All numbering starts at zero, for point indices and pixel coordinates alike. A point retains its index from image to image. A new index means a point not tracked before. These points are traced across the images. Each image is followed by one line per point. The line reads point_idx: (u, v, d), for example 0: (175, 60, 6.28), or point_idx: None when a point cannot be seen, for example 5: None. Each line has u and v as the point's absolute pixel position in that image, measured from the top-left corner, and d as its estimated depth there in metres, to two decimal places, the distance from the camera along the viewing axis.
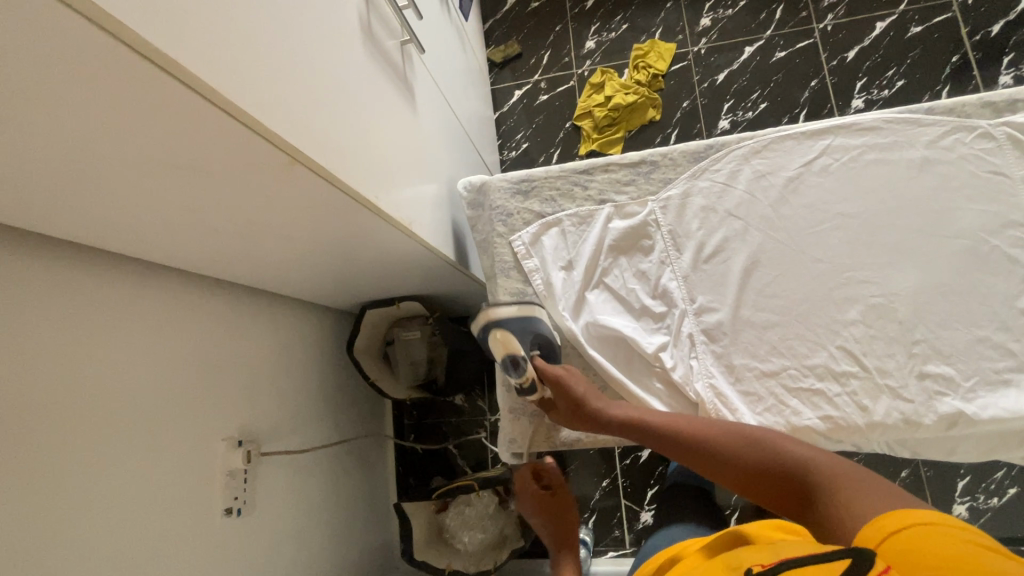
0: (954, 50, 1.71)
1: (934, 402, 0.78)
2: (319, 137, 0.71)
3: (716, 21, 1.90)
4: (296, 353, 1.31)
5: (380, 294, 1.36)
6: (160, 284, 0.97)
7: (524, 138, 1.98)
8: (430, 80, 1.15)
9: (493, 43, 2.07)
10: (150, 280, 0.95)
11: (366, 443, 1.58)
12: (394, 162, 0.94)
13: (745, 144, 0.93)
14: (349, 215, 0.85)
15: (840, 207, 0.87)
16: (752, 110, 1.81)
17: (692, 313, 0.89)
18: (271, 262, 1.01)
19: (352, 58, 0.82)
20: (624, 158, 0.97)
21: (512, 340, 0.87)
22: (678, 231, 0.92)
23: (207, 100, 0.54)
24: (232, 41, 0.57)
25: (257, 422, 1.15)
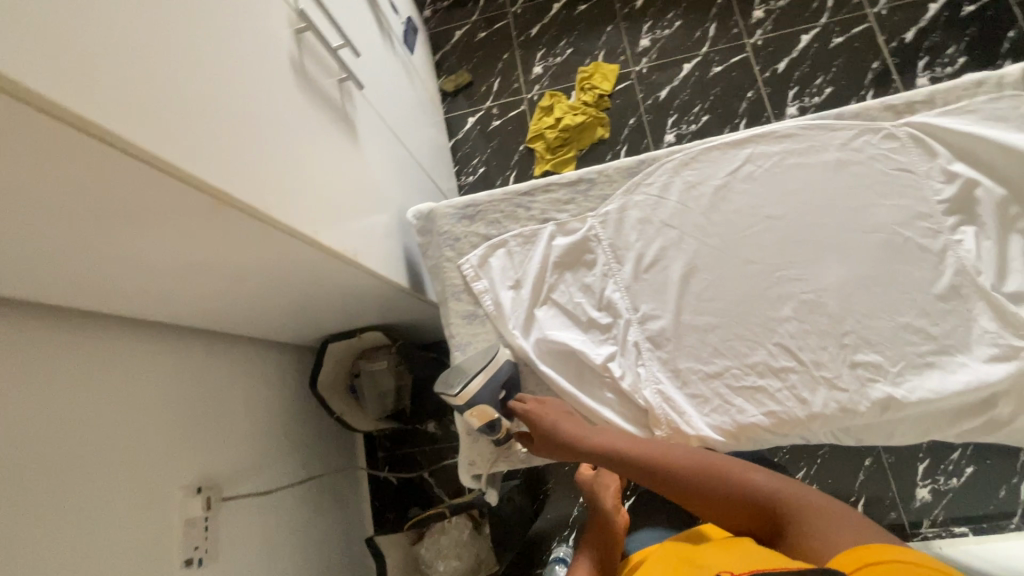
0: (875, 56, 1.82)
1: (867, 390, 0.82)
2: (252, 177, 0.73)
3: (654, 41, 1.99)
4: (256, 393, 1.29)
5: (341, 326, 1.37)
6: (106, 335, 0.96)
7: (480, 162, 2.03)
8: (373, 114, 1.18)
9: (445, 73, 2.13)
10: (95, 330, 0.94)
11: (338, 480, 1.55)
12: (337, 196, 0.96)
13: (675, 157, 0.97)
14: (293, 252, 0.86)
15: (766, 211, 0.92)
16: (695, 122, 1.89)
17: (637, 322, 0.92)
18: (221, 303, 1.01)
19: (285, 99, 0.84)
20: (563, 178, 1.01)
21: (492, 412, 0.87)
22: (618, 244, 0.96)
23: (124, 151, 0.55)
24: (151, 92, 0.59)
25: (217, 467, 1.12)
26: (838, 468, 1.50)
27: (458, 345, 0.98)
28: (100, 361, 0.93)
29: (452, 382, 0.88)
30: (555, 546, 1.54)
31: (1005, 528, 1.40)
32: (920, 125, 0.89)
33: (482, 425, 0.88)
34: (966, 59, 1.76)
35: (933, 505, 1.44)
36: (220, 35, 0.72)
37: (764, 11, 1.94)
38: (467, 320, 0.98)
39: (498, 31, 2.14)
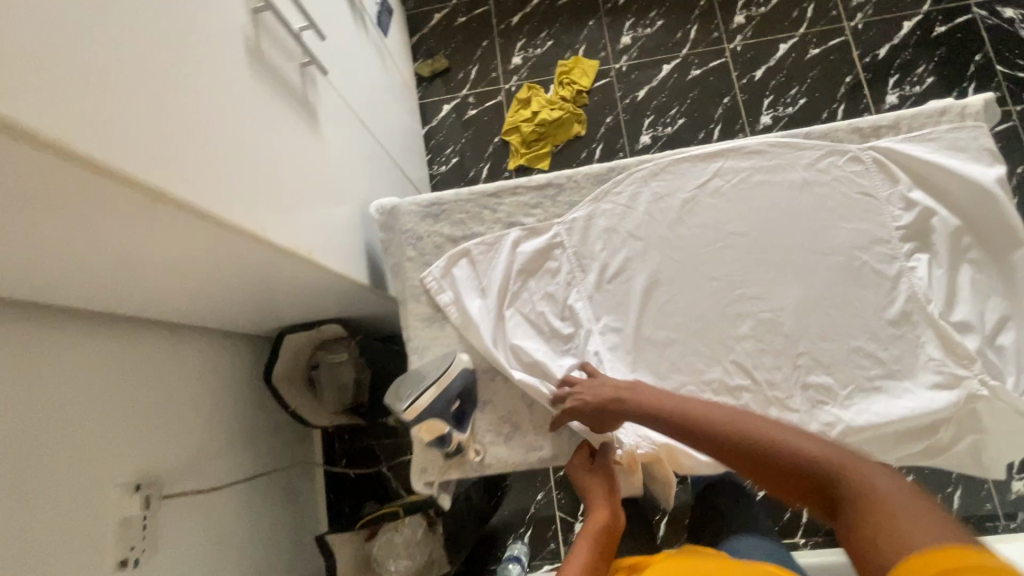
0: (848, 70, 1.84)
1: (816, 411, 0.84)
2: (205, 176, 0.67)
3: (636, 39, 1.97)
4: (205, 385, 1.24)
5: (299, 318, 1.32)
6: (42, 328, 0.89)
7: (453, 152, 1.98)
8: (338, 100, 1.12)
9: (421, 57, 2.06)
10: (34, 322, 0.87)
11: (292, 473, 1.51)
12: (295, 191, 0.90)
13: (645, 167, 0.96)
14: (250, 255, 0.80)
15: (731, 228, 0.92)
16: (671, 125, 1.88)
17: (599, 333, 0.92)
18: (166, 294, 0.95)
19: (241, 88, 0.78)
20: (532, 181, 0.99)
21: (439, 424, 0.83)
22: (583, 253, 0.95)
23: (53, 150, 0.49)
24: (87, 86, 0.53)
25: (159, 463, 1.08)
26: None
27: (416, 349, 0.95)
28: (35, 355, 0.87)
29: (401, 391, 0.85)
30: (509, 543, 1.57)
31: None
32: (883, 150, 0.90)
33: (430, 438, 0.84)
34: (934, 79, 1.80)
35: None
36: (166, 16, 0.66)
37: (744, 16, 1.94)
38: (427, 323, 0.96)
39: (479, 17, 2.08)
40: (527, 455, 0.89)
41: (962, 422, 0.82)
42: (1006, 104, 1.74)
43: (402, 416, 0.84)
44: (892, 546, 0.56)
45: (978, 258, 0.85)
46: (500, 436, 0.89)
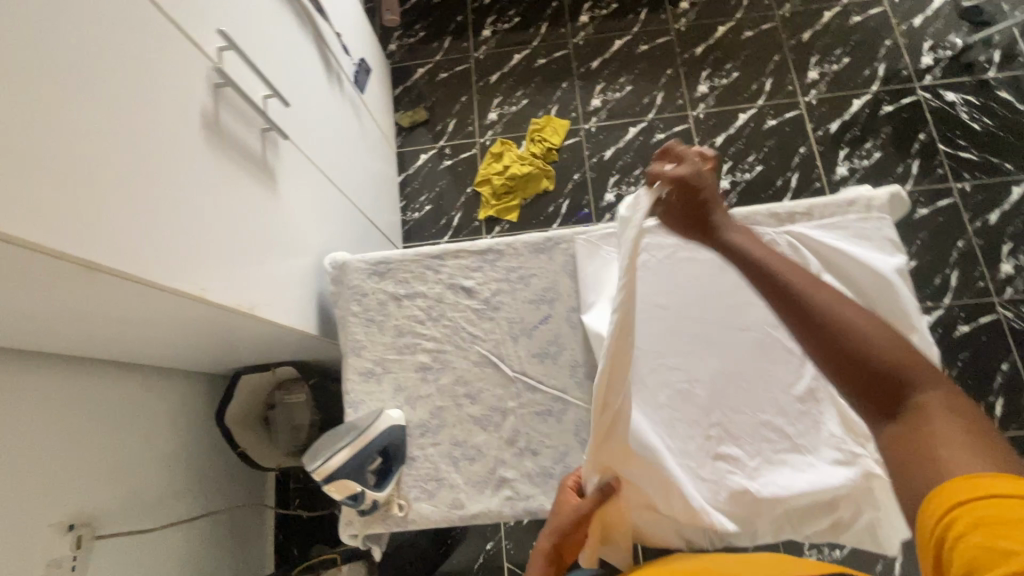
0: (802, 141, 1.96)
1: (724, 480, 0.88)
2: (130, 238, 0.72)
3: (605, 102, 2.09)
4: (157, 424, 1.26)
5: (255, 359, 1.36)
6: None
7: (427, 200, 2.06)
8: (302, 158, 1.20)
9: (402, 108, 2.17)
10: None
11: (240, 513, 1.51)
12: (241, 249, 0.95)
13: (578, 238, 1.02)
14: (179, 306, 0.84)
15: (655, 300, 0.97)
16: (635, 184, 1.98)
17: (527, 394, 0.95)
18: (114, 335, 0.98)
19: (192, 156, 0.84)
20: (473, 246, 1.04)
21: (350, 485, 0.85)
22: (516, 316, 1.00)
23: None
24: (18, 166, 0.58)
25: (97, 502, 1.09)
26: None
27: (352, 403, 0.99)
28: None
29: (323, 447, 0.89)
30: None
31: None
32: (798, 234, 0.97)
33: (342, 496, 0.87)
34: (881, 153, 1.91)
35: None
36: (122, 98, 0.73)
37: (708, 86, 2.06)
38: (364, 377, 1.00)
39: (459, 73, 2.20)
40: (450, 513, 0.91)
41: (861, 499, 0.86)
42: (947, 180, 1.85)
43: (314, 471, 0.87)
44: (935, 462, 0.50)
45: None
46: (425, 492, 0.92)
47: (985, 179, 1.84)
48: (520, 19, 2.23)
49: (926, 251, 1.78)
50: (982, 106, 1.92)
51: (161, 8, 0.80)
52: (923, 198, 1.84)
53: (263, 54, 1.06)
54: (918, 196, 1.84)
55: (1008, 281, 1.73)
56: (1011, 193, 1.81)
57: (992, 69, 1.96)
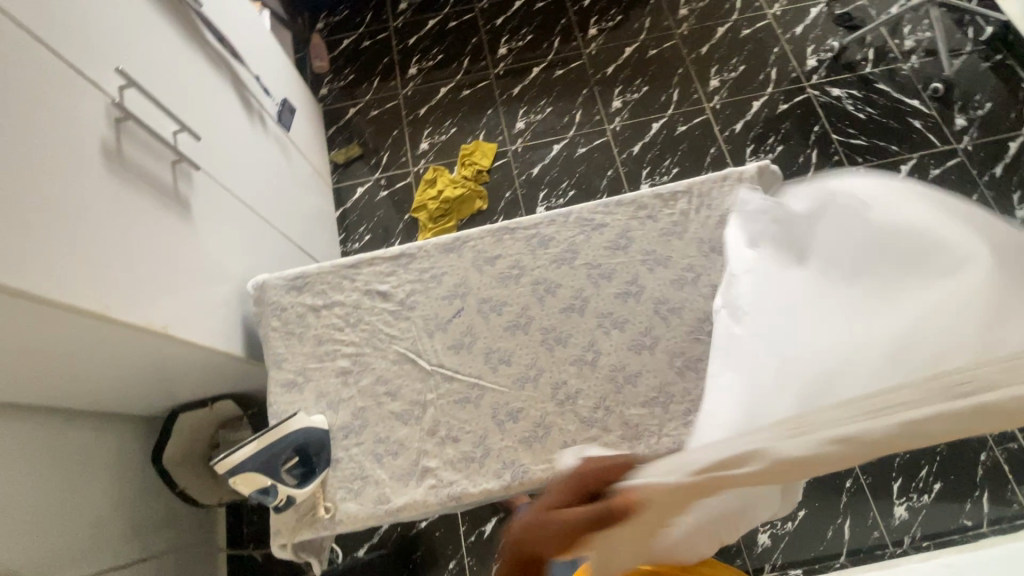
0: (712, 143, 2.11)
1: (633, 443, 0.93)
2: (25, 258, 0.74)
3: (529, 124, 2.21)
4: (88, 469, 1.24)
5: (190, 395, 1.35)
6: None
7: (366, 230, 2.12)
8: (218, 190, 1.24)
9: (337, 147, 2.25)
10: None
11: (186, 559, 1.46)
12: (153, 273, 0.98)
13: (484, 235, 1.08)
14: (83, 330, 0.85)
15: (557, 284, 1.04)
16: (563, 197, 2.09)
17: (445, 385, 0.99)
18: (22, 382, 0.96)
19: (96, 185, 0.88)
20: (387, 253, 1.09)
21: (256, 478, 0.87)
22: (431, 313, 1.05)
23: None
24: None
25: (21, 554, 1.04)
26: None
27: (276, 414, 1.00)
28: None
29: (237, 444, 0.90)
30: None
31: (832, 568, 1.55)
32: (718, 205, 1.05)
33: (250, 491, 0.88)
34: (784, 147, 2.07)
35: (773, 550, 1.57)
36: (20, 130, 0.77)
37: (621, 101, 2.21)
38: (287, 388, 1.02)
39: (390, 110, 2.31)
40: (376, 509, 0.93)
41: None
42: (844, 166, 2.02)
43: (216, 467, 0.86)
44: None
45: None
46: (352, 492, 0.94)
47: (875, 162, 2.01)
48: (443, 56, 2.37)
49: None
50: (864, 98, 2.12)
51: (56, 50, 0.85)
52: None
53: (169, 92, 1.12)
54: None
55: None
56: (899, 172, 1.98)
57: (868, 66, 2.17)
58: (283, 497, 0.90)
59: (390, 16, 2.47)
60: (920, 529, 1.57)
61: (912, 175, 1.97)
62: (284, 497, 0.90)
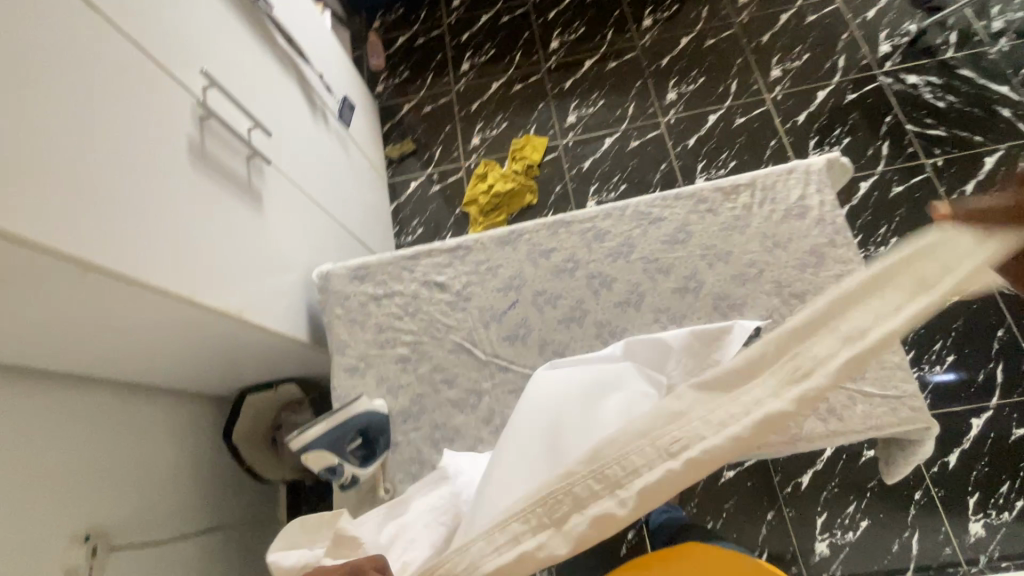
0: (773, 135, 2.03)
1: None
2: (122, 244, 0.81)
3: (580, 118, 2.20)
4: (168, 443, 1.34)
5: (258, 378, 1.44)
6: (22, 389, 1.01)
7: (419, 223, 2.17)
8: (286, 184, 1.31)
9: (391, 143, 2.32)
10: (17, 381, 1.00)
11: (251, 531, 1.56)
12: (229, 260, 1.04)
13: (539, 228, 1.09)
14: (170, 311, 0.92)
15: (612, 278, 1.04)
16: (614, 191, 2.06)
17: (500, 374, 1.01)
18: (115, 358, 1.05)
19: (183, 177, 0.95)
20: (444, 245, 1.12)
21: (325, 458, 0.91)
22: (487, 304, 1.06)
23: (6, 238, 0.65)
24: (18, 178, 0.68)
25: (112, 515, 1.14)
26: (744, 519, 1.57)
27: (339, 397, 1.05)
28: (13, 411, 0.98)
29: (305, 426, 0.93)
30: None
31: None
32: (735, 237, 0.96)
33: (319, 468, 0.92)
34: (851, 138, 1.96)
35: (832, 560, 1.50)
36: (121, 127, 0.84)
37: (676, 93, 2.16)
38: (349, 372, 1.06)
39: (443, 105, 2.35)
40: None
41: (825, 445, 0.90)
42: (919, 157, 1.89)
43: (290, 445, 0.91)
44: None
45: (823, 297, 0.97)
46: (409, 475, 0.97)
47: (955, 153, 1.87)
48: (495, 51, 2.39)
49: (907, 226, 1.81)
50: (944, 85, 1.97)
51: (150, 54, 0.93)
52: (897, 177, 1.88)
53: (244, 92, 1.19)
54: (892, 174, 1.88)
55: None
56: (984, 164, 1.83)
57: (950, 50, 2.02)
58: (350, 475, 0.95)
59: (444, 13, 2.51)
60: (998, 548, 1.46)
61: (998, 167, 1.82)
62: (350, 475, 0.95)
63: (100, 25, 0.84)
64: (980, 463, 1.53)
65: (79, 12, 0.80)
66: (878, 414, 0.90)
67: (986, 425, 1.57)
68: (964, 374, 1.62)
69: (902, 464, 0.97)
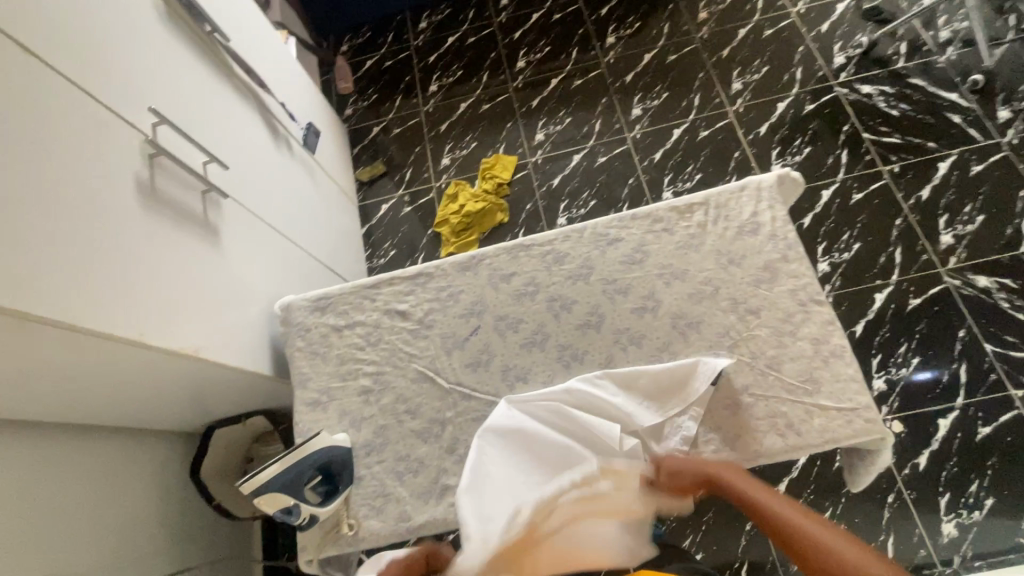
0: (736, 147, 2.07)
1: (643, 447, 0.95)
2: (62, 289, 0.79)
3: (548, 136, 2.22)
4: (132, 484, 1.30)
5: (225, 412, 1.41)
6: None
7: (391, 246, 2.16)
8: (245, 215, 1.29)
9: (361, 166, 2.32)
10: None
11: (223, 571, 1.52)
12: (184, 298, 1.02)
13: (500, 253, 1.09)
14: (118, 354, 0.90)
15: (572, 301, 1.04)
16: (584, 207, 2.08)
17: (464, 403, 1.01)
18: (69, 403, 1.02)
19: (133, 218, 0.94)
20: (405, 273, 1.11)
21: (282, 498, 0.89)
22: (449, 331, 1.06)
23: None
24: None
25: (70, 566, 1.10)
26: (723, 532, 1.56)
27: (302, 433, 1.04)
28: None
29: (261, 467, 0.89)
30: None
31: None
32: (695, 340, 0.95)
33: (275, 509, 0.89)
34: (812, 148, 2.01)
35: None
36: (64, 171, 0.83)
37: (641, 109, 2.19)
38: (311, 407, 1.05)
39: (412, 126, 2.36)
40: (398, 527, 0.94)
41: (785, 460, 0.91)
42: (876, 165, 1.94)
43: (242, 489, 0.87)
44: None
45: (777, 313, 0.98)
46: (373, 510, 0.96)
47: (910, 159, 1.92)
48: (463, 72, 2.41)
49: (868, 232, 1.85)
50: (897, 94, 2.04)
51: (95, 96, 0.92)
52: (856, 184, 1.92)
53: (197, 125, 1.17)
54: (851, 182, 1.93)
55: (950, 251, 1.78)
56: (938, 169, 1.89)
57: (901, 60, 2.08)
58: (307, 515, 0.92)
59: (411, 36, 2.53)
60: (970, 548, 1.48)
61: (952, 172, 1.88)
62: (308, 516, 0.92)
63: (36, 67, 0.82)
64: (950, 464, 1.56)
65: (14, 56, 0.79)
66: (835, 427, 0.91)
67: (953, 425, 1.59)
68: (930, 376, 1.65)
69: (863, 475, 0.98)
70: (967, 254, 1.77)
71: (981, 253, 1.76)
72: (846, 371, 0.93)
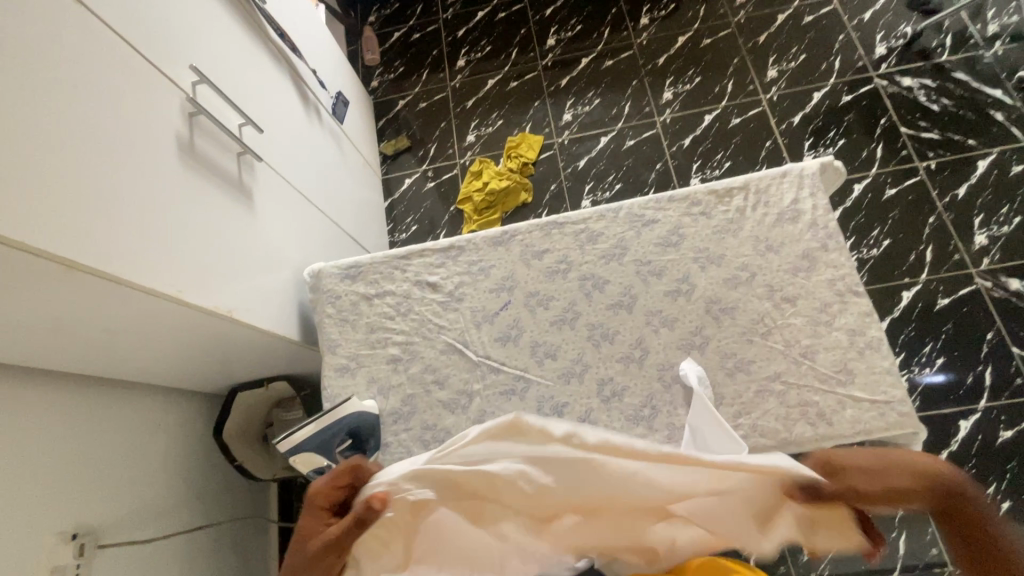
0: (768, 136, 2.03)
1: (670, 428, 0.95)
2: (105, 241, 0.80)
3: (575, 117, 2.19)
4: (159, 440, 1.33)
5: (250, 376, 1.43)
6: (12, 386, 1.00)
7: (414, 220, 2.16)
8: (277, 180, 1.30)
9: (386, 139, 2.30)
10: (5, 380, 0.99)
11: (242, 529, 1.56)
12: (220, 258, 1.04)
13: (533, 229, 1.08)
14: (155, 308, 0.91)
15: (605, 280, 1.04)
16: (609, 190, 2.06)
17: (492, 376, 1.01)
18: (105, 356, 1.04)
19: (174, 175, 0.95)
20: (437, 245, 1.11)
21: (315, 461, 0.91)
22: (479, 304, 1.06)
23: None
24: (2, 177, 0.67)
25: (100, 514, 1.14)
26: None
27: (329, 397, 1.05)
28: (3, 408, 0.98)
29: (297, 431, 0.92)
30: None
31: None
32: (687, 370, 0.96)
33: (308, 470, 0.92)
34: (846, 140, 1.97)
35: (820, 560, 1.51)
36: (110, 124, 0.84)
37: (672, 93, 2.15)
38: (340, 373, 1.06)
39: (438, 101, 2.33)
40: None
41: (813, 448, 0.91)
42: (912, 161, 1.89)
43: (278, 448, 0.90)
44: None
45: (813, 301, 0.97)
46: None
47: (948, 156, 1.88)
48: (491, 48, 2.37)
49: (898, 228, 1.81)
50: (938, 88, 1.98)
51: (140, 51, 0.92)
52: (890, 179, 1.88)
53: (234, 86, 1.17)
54: (885, 177, 1.89)
55: (983, 252, 1.74)
56: (976, 168, 1.84)
57: (945, 53, 2.02)
58: None
59: (440, 8, 2.49)
60: None
61: (991, 171, 1.83)
62: None
63: (86, 19, 0.82)
64: (968, 465, 1.55)
65: (64, 7, 0.79)
66: (866, 419, 0.90)
67: (973, 427, 1.58)
68: (953, 377, 1.63)
69: None
70: (1001, 256, 1.73)
71: (1015, 256, 1.72)
72: (880, 363, 0.92)
